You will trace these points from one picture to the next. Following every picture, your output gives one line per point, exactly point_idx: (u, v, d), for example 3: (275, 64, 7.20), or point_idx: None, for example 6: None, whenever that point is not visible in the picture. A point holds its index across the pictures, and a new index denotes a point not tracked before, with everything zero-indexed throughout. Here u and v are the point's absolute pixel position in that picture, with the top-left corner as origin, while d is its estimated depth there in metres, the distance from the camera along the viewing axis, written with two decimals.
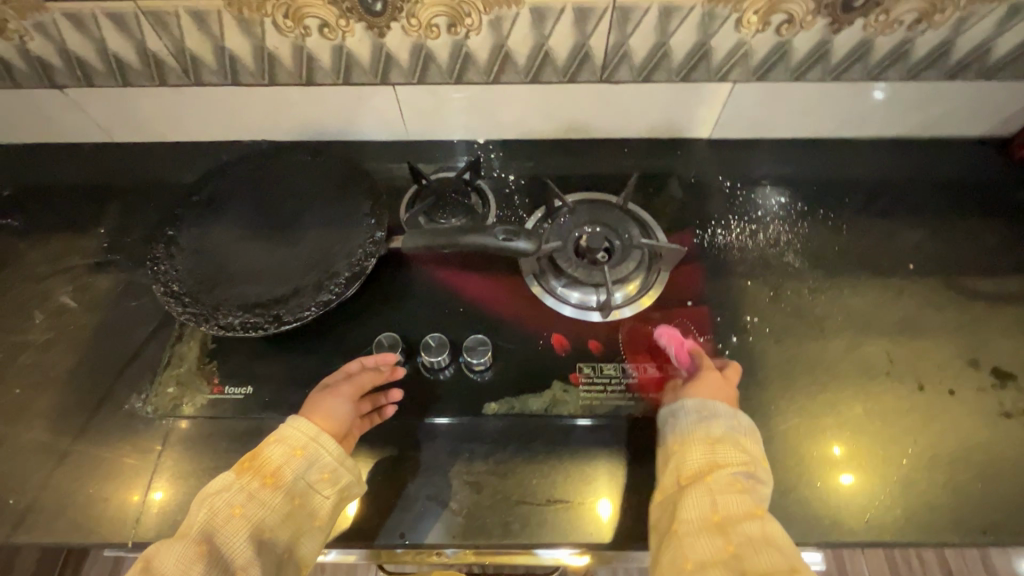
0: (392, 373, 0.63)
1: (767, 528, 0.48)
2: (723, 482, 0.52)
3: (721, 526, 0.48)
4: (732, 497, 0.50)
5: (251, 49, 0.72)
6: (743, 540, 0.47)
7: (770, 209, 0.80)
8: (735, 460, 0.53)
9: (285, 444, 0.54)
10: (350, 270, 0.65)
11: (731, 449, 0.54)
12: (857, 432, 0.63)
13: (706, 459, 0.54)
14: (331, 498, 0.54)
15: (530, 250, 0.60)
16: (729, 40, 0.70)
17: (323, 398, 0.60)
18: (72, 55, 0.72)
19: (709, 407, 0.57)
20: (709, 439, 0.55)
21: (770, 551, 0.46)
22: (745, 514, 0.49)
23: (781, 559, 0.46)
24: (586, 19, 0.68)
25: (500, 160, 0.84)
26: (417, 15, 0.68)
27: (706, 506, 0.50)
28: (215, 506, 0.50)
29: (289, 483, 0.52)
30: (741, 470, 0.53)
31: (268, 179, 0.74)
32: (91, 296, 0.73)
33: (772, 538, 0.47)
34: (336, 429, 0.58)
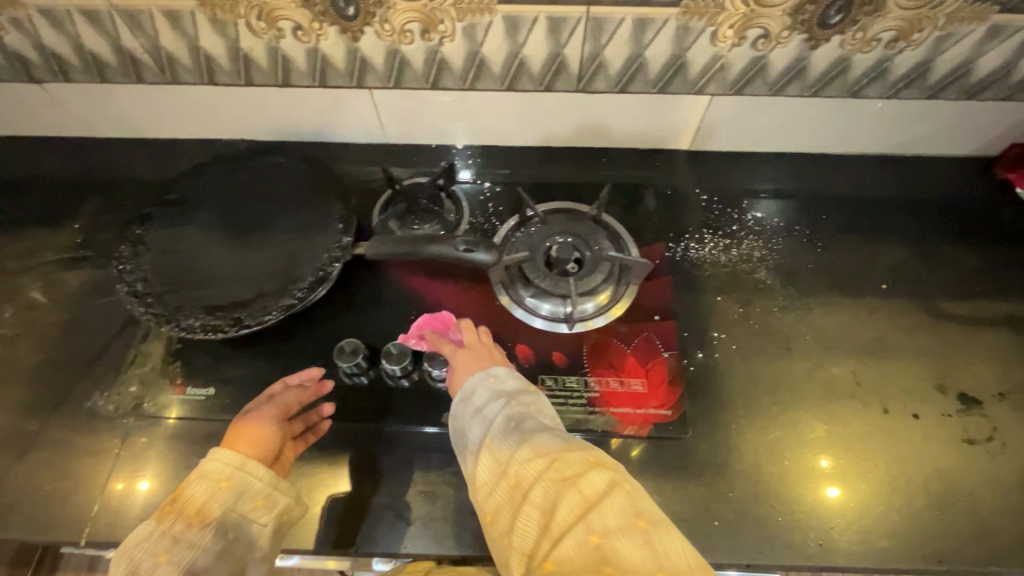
0: (317, 388, 0.64)
1: (533, 437, 0.48)
2: (492, 427, 0.50)
3: (501, 466, 0.47)
4: (496, 437, 0.49)
5: (226, 50, 0.72)
6: (519, 465, 0.46)
7: (745, 224, 0.79)
8: (498, 403, 0.52)
9: (205, 479, 0.51)
10: (314, 275, 0.65)
11: (493, 400, 0.53)
12: (840, 447, 0.63)
13: (478, 417, 0.52)
14: (269, 524, 0.52)
15: (490, 261, 0.60)
16: (706, 54, 0.69)
17: (242, 424, 0.58)
18: (48, 50, 0.72)
19: (483, 379, 0.55)
20: (479, 402, 0.53)
21: (539, 456, 0.46)
22: (512, 440, 0.48)
23: (547, 458, 0.46)
24: (560, 29, 0.67)
25: (476, 166, 0.84)
26: (391, 21, 0.67)
27: (487, 462, 0.48)
28: (137, 557, 0.47)
29: (217, 519, 0.50)
30: (513, 408, 0.52)
31: (239, 180, 0.74)
32: (61, 292, 0.73)
33: (539, 441, 0.47)
34: (270, 451, 0.57)
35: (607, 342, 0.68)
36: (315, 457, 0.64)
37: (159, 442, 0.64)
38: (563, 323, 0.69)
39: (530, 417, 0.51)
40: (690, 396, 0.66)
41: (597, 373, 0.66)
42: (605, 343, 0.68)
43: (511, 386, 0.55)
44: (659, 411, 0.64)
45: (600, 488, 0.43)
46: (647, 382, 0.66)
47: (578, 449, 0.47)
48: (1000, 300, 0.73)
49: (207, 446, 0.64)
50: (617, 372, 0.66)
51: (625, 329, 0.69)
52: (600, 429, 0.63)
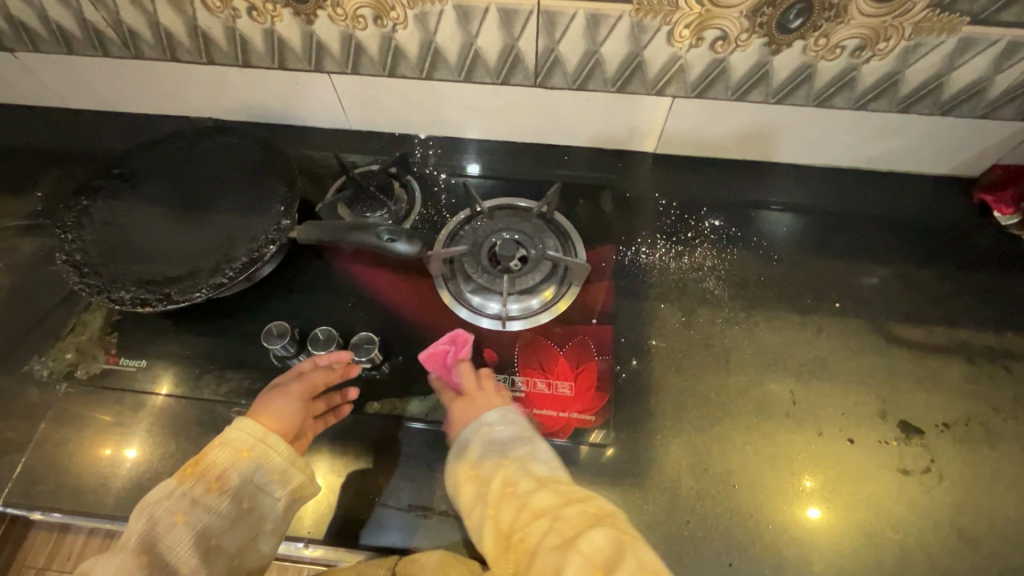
0: (347, 371, 0.62)
1: (534, 497, 0.50)
2: (489, 497, 0.52)
3: (509, 536, 0.49)
4: (502, 504, 0.51)
5: (184, 27, 0.72)
6: (522, 534, 0.48)
7: (701, 232, 0.77)
8: (499, 461, 0.54)
9: (229, 447, 0.52)
10: (248, 256, 0.65)
11: (495, 451, 0.55)
12: (779, 464, 0.61)
13: (489, 470, 0.54)
14: (282, 500, 0.53)
15: (410, 254, 0.61)
16: (662, 54, 0.68)
17: (274, 397, 0.58)
18: (17, 20, 0.74)
19: (477, 430, 0.56)
20: (472, 461, 0.55)
21: (543, 519, 0.48)
22: (512, 505, 0.50)
23: (549, 517, 0.48)
24: (512, 21, 0.66)
25: (435, 157, 0.84)
26: (343, 5, 0.67)
27: (491, 529, 0.51)
28: (156, 515, 0.49)
29: (235, 487, 0.51)
30: (512, 466, 0.53)
31: (192, 159, 0.75)
32: (14, 258, 0.75)
33: (539, 501, 0.49)
34: (289, 429, 0.57)
35: (540, 342, 0.67)
36: None
37: (90, 411, 0.65)
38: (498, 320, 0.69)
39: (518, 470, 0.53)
40: (619, 403, 0.64)
41: (526, 374, 0.65)
42: (538, 343, 0.67)
43: (505, 434, 0.56)
44: (584, 416, 0.63)
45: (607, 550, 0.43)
46: (575, 386, 0.64)
47: (574, 502, 0.49)
48: (959, 328, 0.69)
49: (136, 418, 0.64)
50: (546, 373, 0.65)
51: (560, 330, 0.68)
52: None
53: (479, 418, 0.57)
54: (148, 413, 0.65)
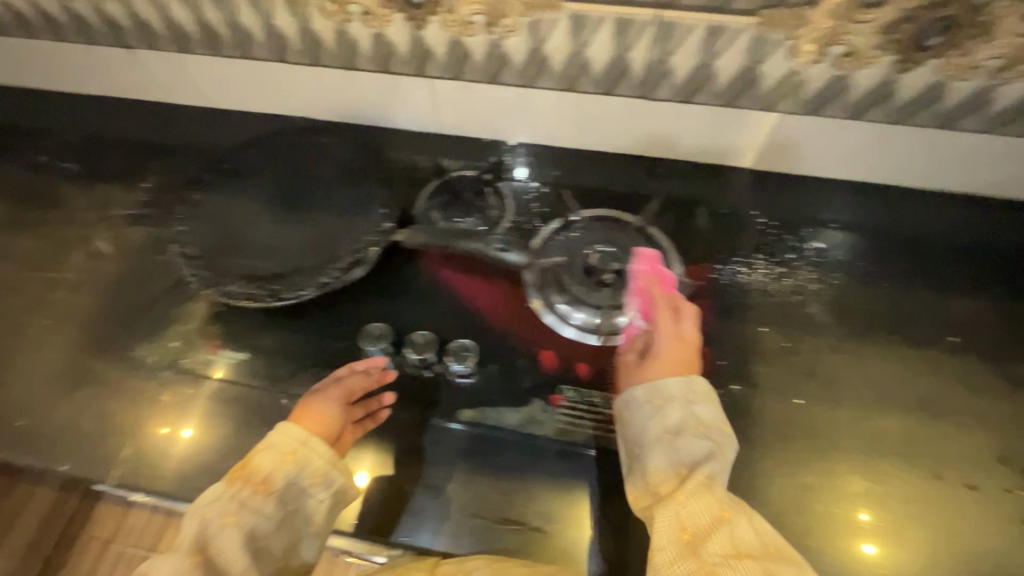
0: (382, 377, 0.63)
1: (736, 526, 0.46)
2: (685, 489, 0.49)
3: (693, 542, 0.46)
4: (695, 507, 0.48)
5: (297, 29, 0.74)
6: (716, 556, 0.45)
7: (803, 254, 0.74)
8: (706, 467, 0.50)
9: (273, 450, 0.54)
10: (351, 257, 0.66)
11: (701, 444, 0.52)
12: (884, 499, 0.58)
13: (697, 467, 0.51)
14: (325, 501, 0.55)
15: (519, 263, 0.69)
16: (780, 68, 0.65)
17: (314, 402, 0.60)
18: (140, 19, 0.77)
19: (679, 393, 0.56)
20: (668, 430, 0.53)
21: (745, 558, 0.44)
22: (711, 521, 0.47)
23: (762, 567, 0.44)
24: (627, 31, 0.65)
25: (525, 164, 0.82)
26: (457, 11, 0.67)
27: (674, 522, 0.48)
28: (207, 515, 0.50)
29: (281, 489, 0.53)
30: (712, 460, 0.51)
31: (291, 157, 0.76)
32: (123, 245, 0.78)
33: (739, 530, 0.46)
34: (329, 432, 0.58)
35: None
36: None
37: (190, 398, 0.67)
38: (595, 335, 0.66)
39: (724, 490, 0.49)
40: None
41: None
42: None
43: (710, 433, 0.53)
44: None
45: None
46: None
47: (780, 558, 0.45)
48: None
49: (231, 407, 0.66)
50: None
51: None
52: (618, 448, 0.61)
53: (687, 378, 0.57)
54: (245, 406, 0.66)
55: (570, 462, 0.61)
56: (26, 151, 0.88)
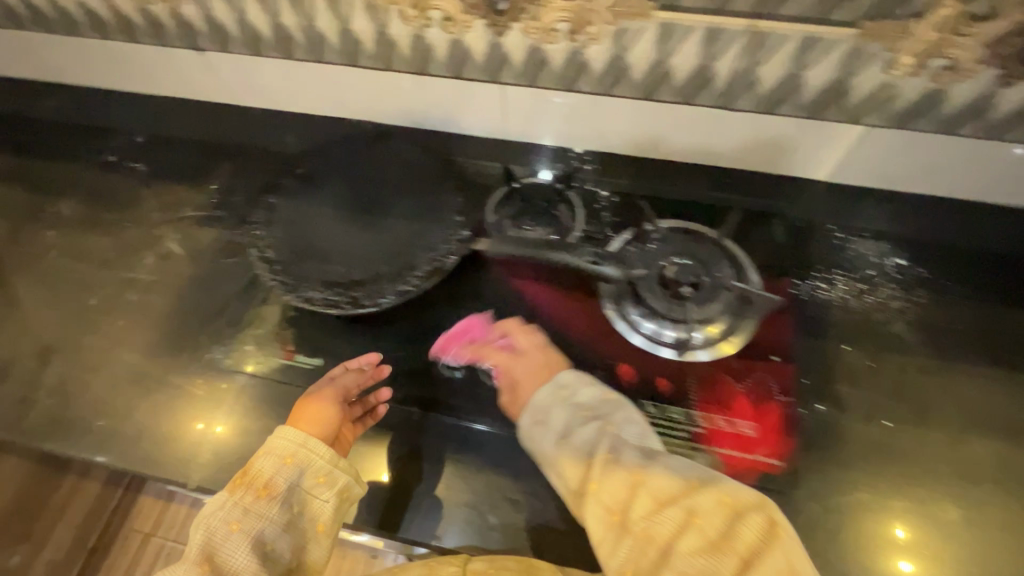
0: (376, 373, 0.65)
1: (650, 484, 0.53)
2: (596, 470, 0.55)
3: (623, 518, 0.53)
4: (612, 486, 0.54)
5: (374, 34, 0.74)
6: (645, 522, 0.52)
7: (884, 270, 0.72)
8: (597, 437, 0.57)
9: (273, 455, 0.56)
10: (431, 265, 0.65)
11: (589, 428, 0.58)
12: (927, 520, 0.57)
13: (599, 449, 0.56)
14: (330, 501, 0.56)
15: (613, 275, 0.68)
16: (873, 81, 0.63)
17: (310, 402, 0.61)
18: (215, 21, 0.78)
19: (552, 399, 0.59)
20: (561, 432, 0.58)
21: (670, 512, 0.52)
22: (627, 493, 0.53)
23: (682, 512, 0.51)
24: (716, 41, 0.64)
25: (593, 173, 0.82)
26: (541, 18, 0.66)
27: (603, 511, 0.53)
28: (212, 524, 0.53)
29: (284, 493, 0.55)
30: (611, 435, 0.57)
31: (366, 162, 0.76)
32: (194, 246, 0.79)
33: (653, 484, 0.53)
34: (327, 432, 0.59)
35: (717, 376, 0.64)
36: (408, 446, 0.63)
37: (265, 403, 0.66)
38: (667, 348, 0.65)
39: (630, 447, 0.56)
40: (805, 449, 0.60)
41: (705, 407, 0.62)
42: (715, 377, 0.64)
43: (598, 404, 0.59)
44: (771, 460, 0.59)
45: (754, 540, 0.49)
46: (759, 427, 0.61)
47: (700, 490, 0.52)
48: None
49: None
50: (726, 410, 0.62)
51: (737, 363, 0.64)
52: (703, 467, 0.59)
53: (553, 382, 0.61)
54: None
55: None
56: (100, 151, 0.90)
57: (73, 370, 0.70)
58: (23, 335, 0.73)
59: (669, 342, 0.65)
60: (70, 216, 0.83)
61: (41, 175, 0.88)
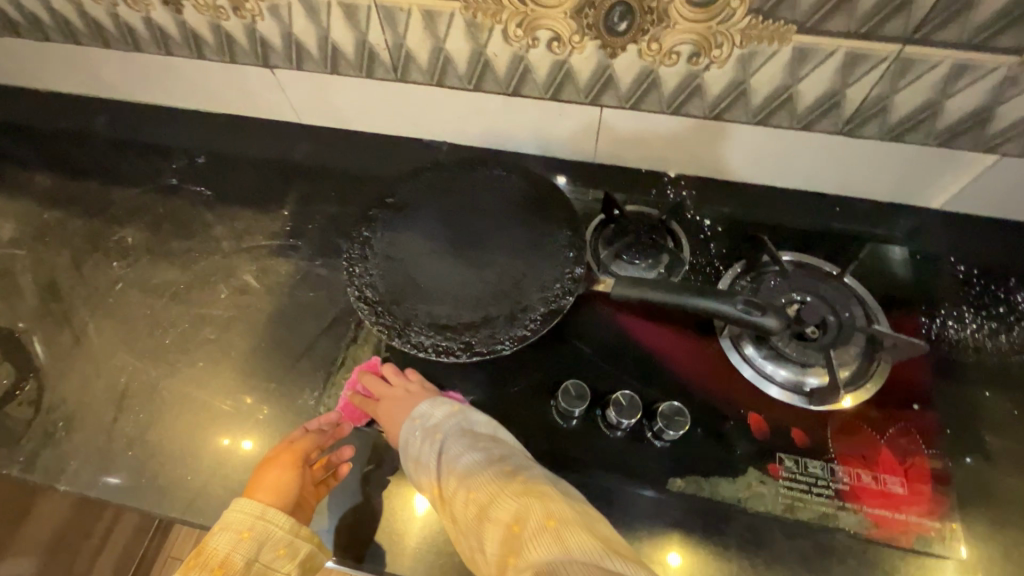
0: (337, 432, 0.62)
1: (456, 469, 0.53)
2: (420, 468, 0.55)
3: (450, 513, 0.52)
4: (438, 483, 0.53)
5: (469, 54, 0.69)
6: (458, 509, 0.51)
7: (1016, 307, 0.68)
8: (426, 444, 0.56)
9: (228, 531, 0.55)
10: (546, 306, 0.61)
11: (422, 437, 0.56)
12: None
13: (421, 451, 0.56)
14: (293, 572, 0.54)
15: (766, 326, 0.57)
16: (1023, 110, 0.59)
17: (270, 467, 0.60)
18: (293, 39, 0.72)
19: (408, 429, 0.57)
20: (406, 449, 0.57)
21: (465, 491, 0.51)
22: (443, 482, 0.53)
23: (468, 490, 0.51)
24: (855, 66, 0.59)
25: (693, 200, 0.77)
26: (661, 41, 0.62)
27: (440, 511, 0.52)
28: None
29: (240, 569, 0.53)
30: (437, 437, 0.56)
31: (457, 191, 0.71)
32: (271, 279, 0.75)
33: (460, 467, 0.53)
34: (287, 500, 0.57)
35: (856, 426, 0.60)
36: None
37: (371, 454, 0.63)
38: (775, 384, 0.62)
39: (457, 444, 0.55)
40: (958, 505, 0.57)
41: (847, 462, 0.58)
42: (855, 428, 0.60)
43: (438, 418, 0.57)
44: (924, 521, 0.55)
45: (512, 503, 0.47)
46: (907, 483, 0.57)
47: (495, 466, 0.52)
48: None
49: None
50: (870, 465, 0.58)
51: (877, 413, 0.60)
52: (855, 530, 0.55)
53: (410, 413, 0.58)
54: None
55: (799, 542, 0.56)
56: (158, 174, 0.85)
57: (157, 414, 0.67)
58: (99, 379, 0.69)
59: (778, 379, 0.62)
60: (134, 245, 0.79)
61: (99, 199, 0.83)
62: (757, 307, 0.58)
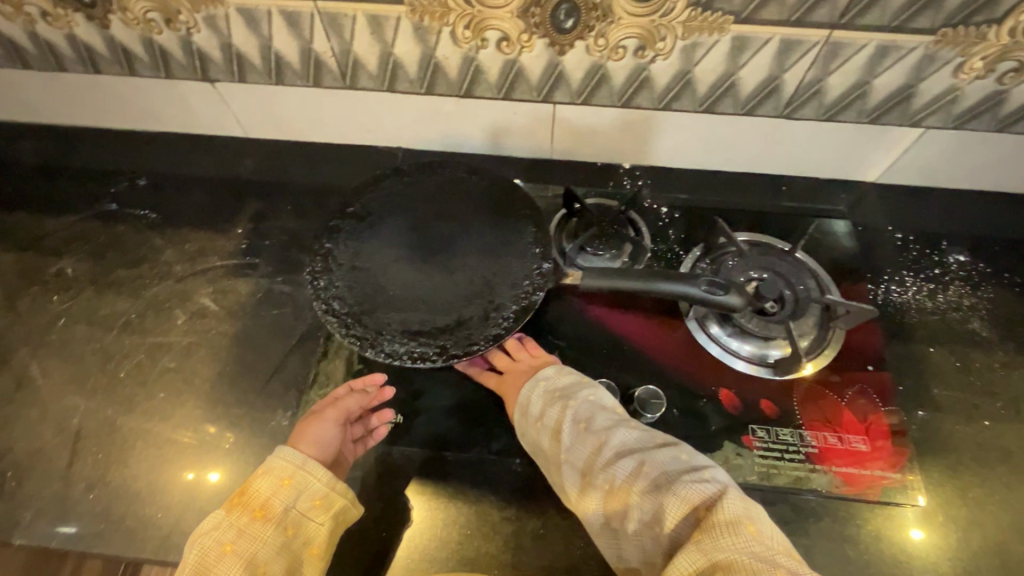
0: (380, 395, 0.62)
1: (610, 437, 0.53)
2: (565, 432, 0.55)
3: (590, 477, 0.52)
4: (582, 448, 0.54)
5: (419, 58, 0.68)
6: (606, 479, 0.51)
7: (950, 267, 0.73)
8: (554, 408, 0.57)
9: (272, 476, 0.54)
10: (518, 303, 0.61)
11: (555, 408, 0.57)
12: (985, 506, 0.59)
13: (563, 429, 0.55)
14: (326, 525, 0.54)
15: (733, 305, 0.59)
16: (942, 85, 0.64)
17: (311, 421, 0.60)
18: (234, 50, 0.70)
19: (549, 394, 0.59)
20: (536, 414, 0.58)
21: (624, 460, 0.51)
22: (592, 452, 0.53)
23: (635, 465, 0.51)
24: (790, 52, 0.62)
25: (648, 189, 0.80)
26: (607, 36, 0.63)
27: (573, 474, 0.53)
28: (205, 545, 0.50)
29: (279, 515, 0.52)
30: (578, 409, 0.56)
31: (420, 195, 0.71)
32: (230, 300, 0.72)
33: (613, 437, 0.53)
34: (326, 456, 0.58)
35: (819, 392, 0.63)
36: (516, 501, 0.60)
37: (354, 470, 0.62)
38: (742, 359, 0.65)
39: (608, 427, 0.54)
40: (918, 456, 0.61)
41: (814, 426, 0.61)
42: (818, 393, 0.63)
43: (564, 384, 0.59)
44: (887, 473, 0.59)
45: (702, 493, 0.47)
46: (869, 440, 0.60)
47: (659, 444, 0.52)
48: None
49: (401, 477, 0.62)
50: (835, 426, 0.61)
51: (837, 377, 0.64)
52: (827, 489, 0.58)
53: (538, 381, 0.60)
54: (418, 473, 0.62)
55: (777, 509, 0.58)
56: (96, 200, 0.80)
57: (119, 454, 0.63)
58: (49, 424, 0.65)
59: (744, 354, 0.65)
60: (76, 276, 0.74)
61: (32, 230, 0.78)
62: (722, 287, 0.60)
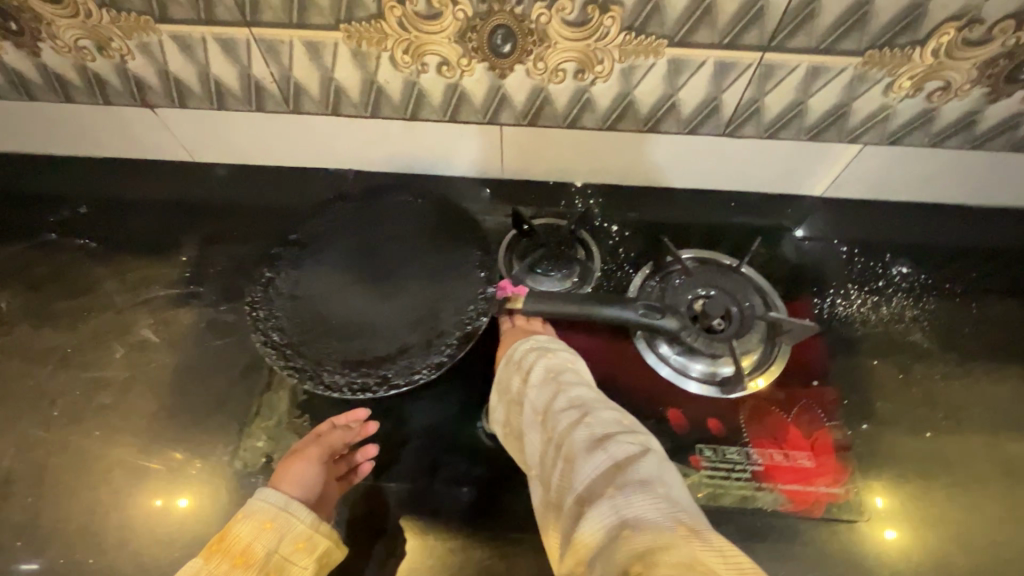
0: (363, 430, 0.61)
1: (572, 390, 0.52)
2: (536, 378, 0.55)
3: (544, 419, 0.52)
4: (541, 393, 0.53)
5: (360, 82, 0.68)
6: (552, 422, 0.51)
7: (893, 279, 0.75)
8: (532, 355, 0.57)
9: (253, 519, 0.52)
10: (461, 330, 0.60)
11: (534, 354, 0.57)
12: (940, 507, 0.60)
13: (534, 371, 0.55)
14: (310, 568, 0.51)
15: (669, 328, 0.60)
16: (873, 104, 0.65)
17: (296, 460, 0.58)
18: (171, 76, 0.68)
19: (536, 345, 0.59)
20: (517, 356, 0.58)
21: (572, 410, 0.50)
22: (551, 395, 0.53)
23: (580, 415, 0.49)
24: (725, 74, 0.63)
25: (599, 207, 0.80)
26: (546, 59, 0.63)
27: (530, 411, 0.53)
28: None
29: (261, 560, 0.50)
30: (555, 361, 0.57)
31: (367, 220, 0.70)
32: (172, 331, 0.70)
33: (572, 389, 0.53)
34: (309, 497, 0.56)
35: (766, 408, 0.64)
36: (462, 530, 0.59)
37: None
38: (693, 379, 0.65)
39: (573, 381, 0.54)
40: (862, 470, 0.62)
41: (761, 445, 0.62)
42: (765, 408, 0.64)
43: (554, 344, 0.59)
44: (832, 489, 0.60)
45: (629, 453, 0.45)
46: (815, 457, 0.61)
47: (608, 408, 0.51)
48: None
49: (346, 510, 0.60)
50: (781, 444, 0.62)
51: (782, 394, 0.65)
52: (773, 508, 0.59)
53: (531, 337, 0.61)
54: (364, 505, 0.61)
55: (725, 529, 0.58)
56: (33, 230, 0.78)
57: (54, 495, 0.61)
58: None
59: (694, 374, 0.65)
60: (10, 311, 0.72)
61: None
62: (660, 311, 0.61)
